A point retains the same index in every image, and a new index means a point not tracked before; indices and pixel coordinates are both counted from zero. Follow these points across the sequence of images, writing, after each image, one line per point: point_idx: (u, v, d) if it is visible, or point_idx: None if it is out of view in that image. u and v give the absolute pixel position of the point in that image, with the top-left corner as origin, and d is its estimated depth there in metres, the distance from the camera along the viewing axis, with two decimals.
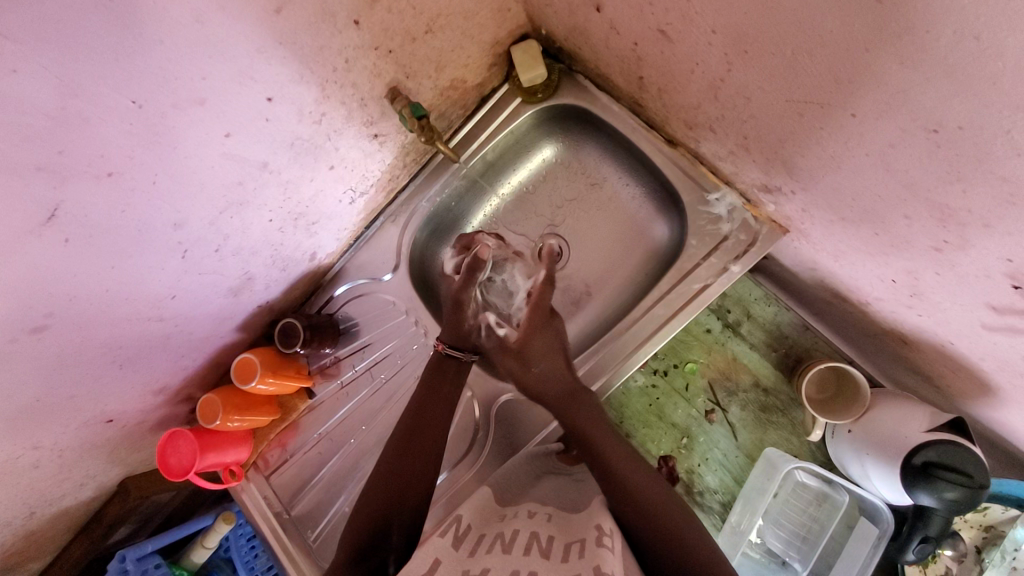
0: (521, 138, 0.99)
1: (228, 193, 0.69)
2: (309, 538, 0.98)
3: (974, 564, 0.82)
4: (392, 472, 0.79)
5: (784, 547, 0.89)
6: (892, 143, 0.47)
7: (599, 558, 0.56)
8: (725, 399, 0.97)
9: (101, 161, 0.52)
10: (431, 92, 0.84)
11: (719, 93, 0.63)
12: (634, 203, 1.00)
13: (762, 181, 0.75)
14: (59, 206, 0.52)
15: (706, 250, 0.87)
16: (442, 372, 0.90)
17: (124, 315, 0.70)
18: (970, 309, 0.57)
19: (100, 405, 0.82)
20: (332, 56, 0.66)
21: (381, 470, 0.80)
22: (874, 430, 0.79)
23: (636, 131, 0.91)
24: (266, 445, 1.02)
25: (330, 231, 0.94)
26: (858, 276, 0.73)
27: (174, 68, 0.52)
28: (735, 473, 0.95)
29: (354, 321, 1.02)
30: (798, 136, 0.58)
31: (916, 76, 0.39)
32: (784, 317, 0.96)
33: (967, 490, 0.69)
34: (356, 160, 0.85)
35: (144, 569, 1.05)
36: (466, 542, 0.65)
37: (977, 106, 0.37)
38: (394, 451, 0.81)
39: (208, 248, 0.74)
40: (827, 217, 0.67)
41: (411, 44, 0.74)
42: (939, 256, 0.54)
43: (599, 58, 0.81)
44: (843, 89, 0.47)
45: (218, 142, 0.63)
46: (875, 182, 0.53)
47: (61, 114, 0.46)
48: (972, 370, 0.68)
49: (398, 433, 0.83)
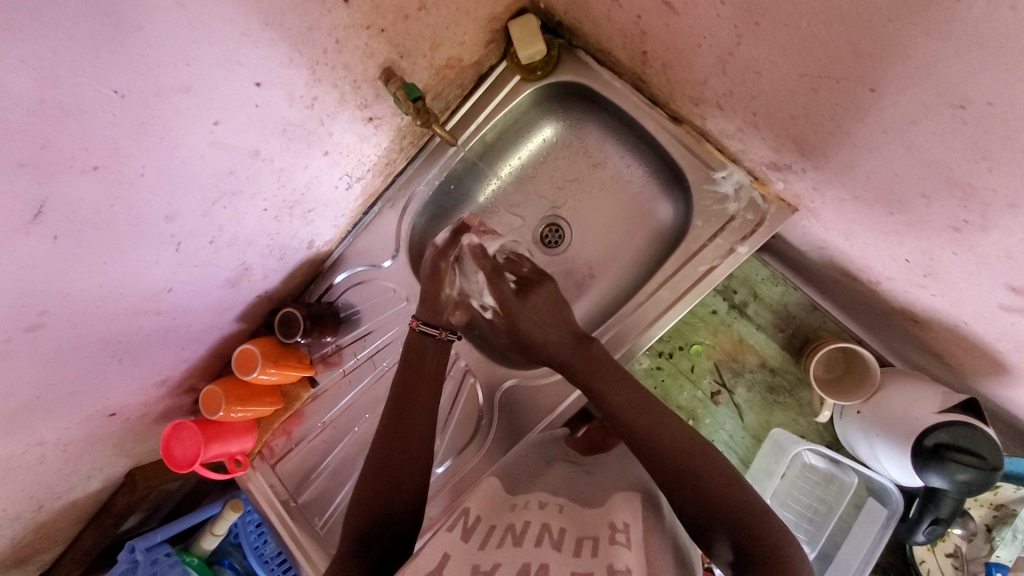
0: (520, 118, 0.96)
1: (220, 182, 0.67)
2: (317, 525, 0.99)
3: (984, 543, 0.81)
4: (387, 464, 0.76)
5: (792, 527, 0.87)
6: (913, 120, 0.44)
7: (612, 556, 0.56)
8: (731, 379, 0.96)
9: (85, 155, 0.50)
10: (426, 72, 0.81)
11: (729, 68, 0.60)
12: (636, 183, 0.98)
13: (772, 159, 0.72)
14: (45, 202, 0.50)
15: (713, 230, 0.85)
16: (422, 352, 0.87)
17: (121, 310, 0.69)
18: (987, 290, 0.56)
19: (101, 400, 0.81)
20: (322, 36, 0.63)
21: (374, 466, 0.77)
22: (883, 411, 0.78)
23: (640, 109, 0.88)
24: (272, 433, 1.02)
25: (327, 218, 0.92)
26: (869, 255, 0.71)
27: (158, 53, 0.49)
28: (741, 454, 0.95)
29: (355, 308, 1.01)
30: (811, 113, 0.55)
31: (942, 47, 0.37)
32: (791, 296, 0.95)
33: (979, 472, 0.68)
34: (351, 144, 0.83)
35: (155, 558, 1.06)
36: (475, 533, 0.64)
37: (1010, 80, 0.35)
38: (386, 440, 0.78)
39: (203, 240, 0.72)
40: (837, 195, 0.65)
41: (404, 21, 0.71)
42: (957, 236, 0.52)
43: (601, 33, 0.78)
44: (861, 62, 0.44)
45: (206, 131, 0.60)
46: (890, 159, 0.51)
47: (39, 108, 0.44)
48: (988, 351, 0.66)
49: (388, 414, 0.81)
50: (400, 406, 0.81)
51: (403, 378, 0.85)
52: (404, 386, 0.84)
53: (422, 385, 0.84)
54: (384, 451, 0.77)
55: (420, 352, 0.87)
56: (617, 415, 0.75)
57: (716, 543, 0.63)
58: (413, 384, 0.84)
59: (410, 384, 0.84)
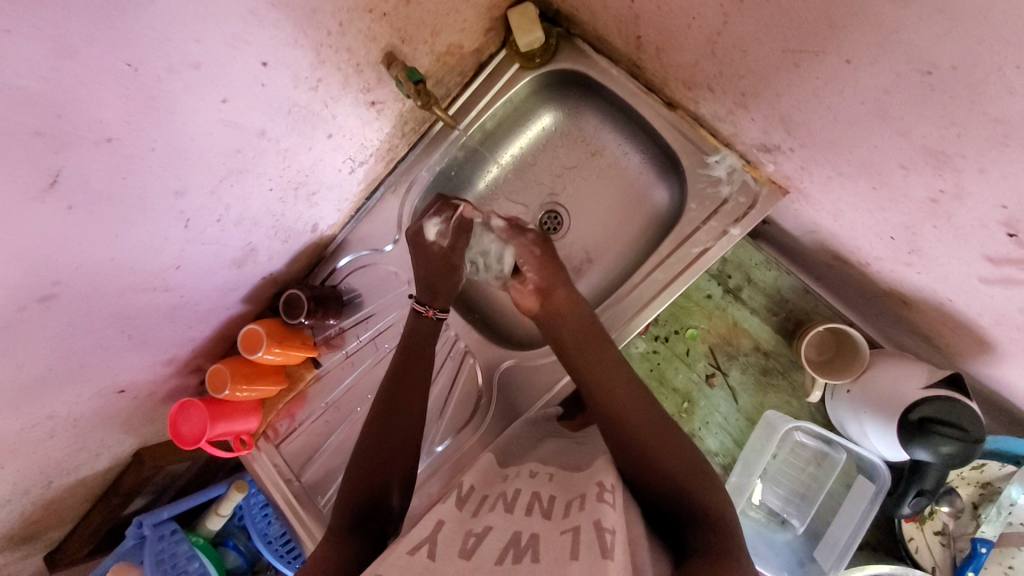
0: (519, 106, 0.99)
1: (227, 160, 0.70)
2: (320, 504, 1.01)
3: (970, 520, 0.83)
4: (381, 437, 0.78)
5: (783, 505, 0.91)
6: (887, 90, 0.46)
7: (599, 514, 0.57)
8: (725, 362, 0.98)
9: (99, 126, 0.53)
10: (427, 57, 0.84)
11: (717, 47, 0.62)
12: (633, 170, 1.00)
13: (762, 141, 0.74)
14: (60, 172, 0.53)
15: (706, 214, 0.87)
16: (420, 335, 0.88)
17: (131, 285, 0.71)
18: (966, 262, 0.58)
19: (111, 375, 0.84)
20: (326, 18, 0.66)
21: (366, 442, 0.79)
22: (872, 389, 0.80)
23: (636, 95, 0.90)
24: (276, 414, 1.04)
25: (331, 202, 0.95)
26: (857, 235, 0.73)
27: (169, 29, 0.52)
28: (735, 436, 0.97)
29: (357, 292, 1.03)
30: (795, 90, 0.57)
31: (909, 14, 0.39)
32: (785, 281, 0.96)
33: (962, 444, 0.70)
34: (354, 128, 0.85)
35: (161, 533, 1.08)
36: (469, 503, 0.67)
37: (971, 43, 0.37)
38: (378, 415, 0.80)
39: (211, 217, 0.74)
40: (825, 174, 0.67)
41: (406, 7, 0.73)
42: (935, 208, 0.54)
43: (597, 19, 0.80)
44: (837, 34, 0.46)
45: (215, 108, 0.63)
46: (871, 133, 0.53)
47: (54, 76, 0.46)
48: (972, 326, 0.68)
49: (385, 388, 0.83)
50: (396, 380, 0.84)
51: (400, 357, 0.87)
52: (403, 359, 0.86)
53: (418, 367, 0.85)
54: (377, 424, 0.80)
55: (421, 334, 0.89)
56: (596, 394, 0.78)
57: (689, 517, 0.64)
58: (411, 363, 0.86)
59: (409, 362, 0.86)
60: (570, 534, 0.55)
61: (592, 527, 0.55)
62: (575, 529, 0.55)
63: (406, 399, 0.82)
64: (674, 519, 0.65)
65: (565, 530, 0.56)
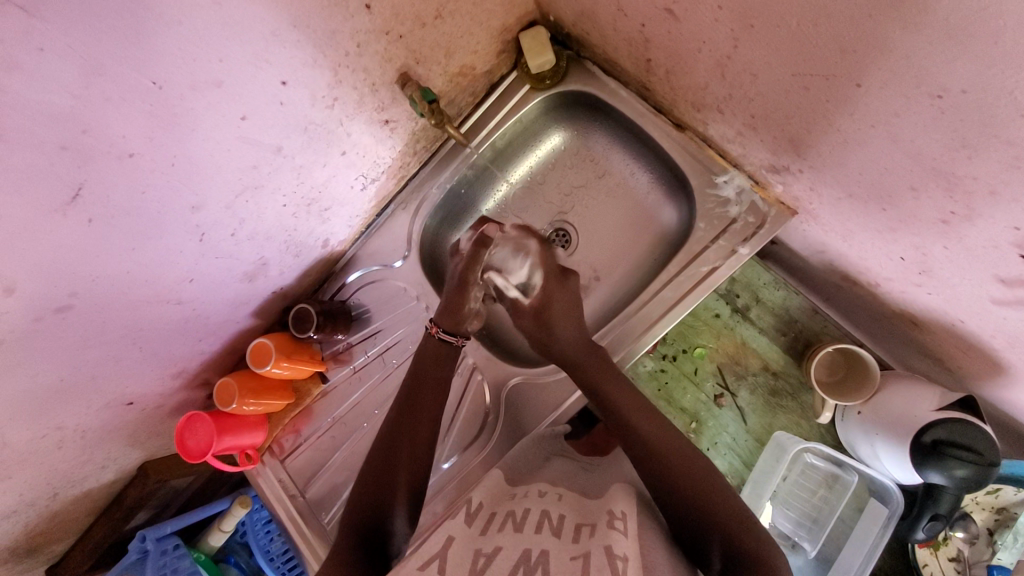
0: (529, 125, 1.00)
1: (244, 176, 0.71)
2: (323, 520, 1.00)
3: (985, 547, 0.82)
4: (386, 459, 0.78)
5: (794, 528, 0.89)
6: (898, 112, 0.47)
7: (610, 540, 0.57)
8: (734, 383, 0.97)
9: (123, 142, 0.54)
10: (441, 79, 0.86)
11: (727, 70, 0.63)
12: (642, 189, 1.01)
13: (770, 162, 0.75)
14: (83, 186, 0.54)
15: (714, 233, 0.88)
16: (431, 357, 0.88)
17: (145, 297, 0.72)
18: (978, 284, 0.57)
19: (121, 387, 0.84)
20: (345, 40, 0.68)
21: (370, 463, 0.79)
22: (884, 411, 0.79)
23: (645, 116, 0.91)
24: (282, 429, 1.04)
25: (342, 217, 0.96)
26: (866, 256, 0.73)
27: (195, 49, 0.54)
28: (743, 457, 0.96)
29: (366, 307, 1.04)
30: (805, 113, 0.58)
31: (921, 40, 0.40)
32: (793, 301, 0.96)
33: (977, 468, 0.70)
34: (368, 146, 0.87)
35: (163, 549, 1.07)
36: (478, 520, 0.67)
37: (981, 69, 0.38)
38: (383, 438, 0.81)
39: (225, 232, 0.75)
40: (835, 195, 0.67)
41: (422, 29, 0.75)
42: (946, 229, 0.54)
43: (607, 42, 0.82)
44: (849, 59, 0.47)
45: (235, 125, 0.64)
46: (882, 155, 0.54)
47: (85, 93, 0.48)
48: (982, 349, 0.68)
49: (391, 418, 0.83)
50: (404, 410, 0.83)
51: (409, 377, 0.87)
52: (408, 391, 0.85)
53: (428, 389, 0.86)
54: (385, 445, 0.80)
55: (431, 362, 0.88)
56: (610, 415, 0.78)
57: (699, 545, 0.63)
58: (418, 388, 0.85)
59: (416, 381, 0.86)
60: (581, 559, 0.54)
61: (604, 554, 0.54)
62: (585, 555, 0.55)
63: (411, 424, 0.82)
64: (694, 553, 0.67)
65: (577, 554, 0.55)
